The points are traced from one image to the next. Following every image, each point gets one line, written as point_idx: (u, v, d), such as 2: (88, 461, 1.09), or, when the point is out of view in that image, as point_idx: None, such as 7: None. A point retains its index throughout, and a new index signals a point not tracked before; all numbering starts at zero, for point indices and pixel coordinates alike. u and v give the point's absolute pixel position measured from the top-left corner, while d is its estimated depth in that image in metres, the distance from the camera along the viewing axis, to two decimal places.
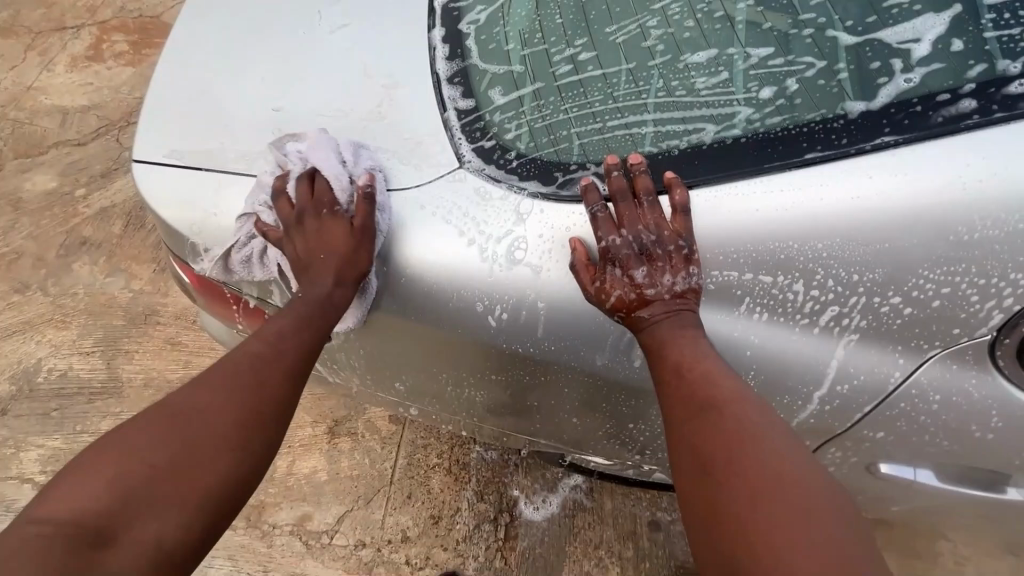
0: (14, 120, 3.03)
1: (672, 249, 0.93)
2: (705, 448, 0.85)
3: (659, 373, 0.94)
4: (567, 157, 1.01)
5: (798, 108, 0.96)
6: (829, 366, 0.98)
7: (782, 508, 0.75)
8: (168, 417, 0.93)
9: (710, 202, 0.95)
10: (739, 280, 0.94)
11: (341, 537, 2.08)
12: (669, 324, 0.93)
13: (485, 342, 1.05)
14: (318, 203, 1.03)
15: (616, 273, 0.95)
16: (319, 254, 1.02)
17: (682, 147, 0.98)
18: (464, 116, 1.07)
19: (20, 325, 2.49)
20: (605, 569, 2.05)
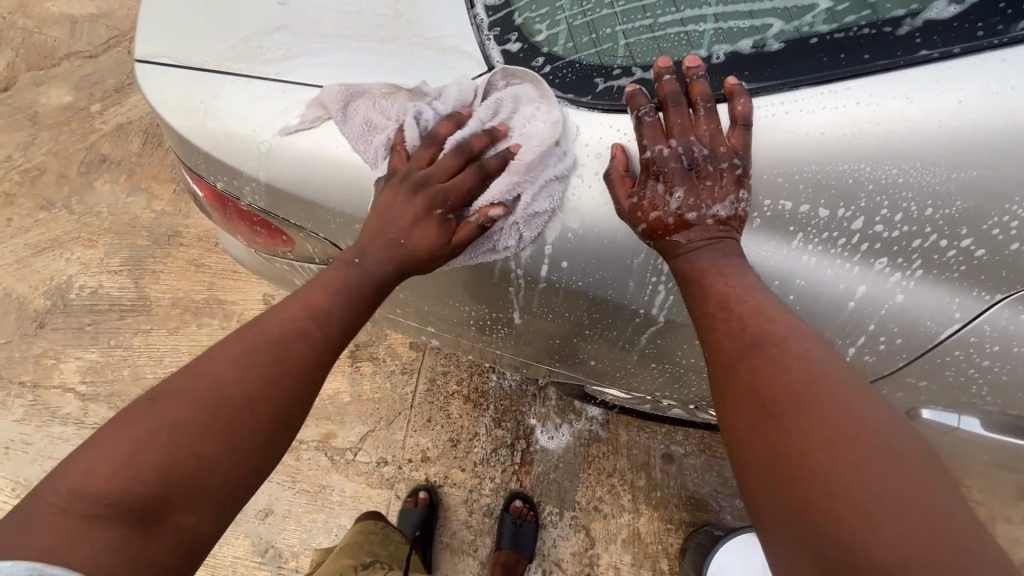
0: (23, 29, 2.91)
1: (724, 168, 0.84)
2: (761, 386, 0.79)
3: (699, 305, 0.88)
4: (610, 59, 0.90)
5: (882, 4, 0.85)
6: (879, 313, 0.90)
7: (858, 454, 0.69)
8: (216, 401, 0.82)
9: (773, 116, 0.84)
10: (793, 212, 0.85)
11: (364, 455, 2.18)
12: (710, 251, 0.86)
13: (506, 272, 0.98)
14: (449, 189, 0.89)
15: (656, 188, 0.86)
16: (401, 234, 0.92)
17: (745, 47, 0.87)
18: (492, 14, 0.96)
19: (49, 241, 2.52)
20: (618, 495, 2.12)
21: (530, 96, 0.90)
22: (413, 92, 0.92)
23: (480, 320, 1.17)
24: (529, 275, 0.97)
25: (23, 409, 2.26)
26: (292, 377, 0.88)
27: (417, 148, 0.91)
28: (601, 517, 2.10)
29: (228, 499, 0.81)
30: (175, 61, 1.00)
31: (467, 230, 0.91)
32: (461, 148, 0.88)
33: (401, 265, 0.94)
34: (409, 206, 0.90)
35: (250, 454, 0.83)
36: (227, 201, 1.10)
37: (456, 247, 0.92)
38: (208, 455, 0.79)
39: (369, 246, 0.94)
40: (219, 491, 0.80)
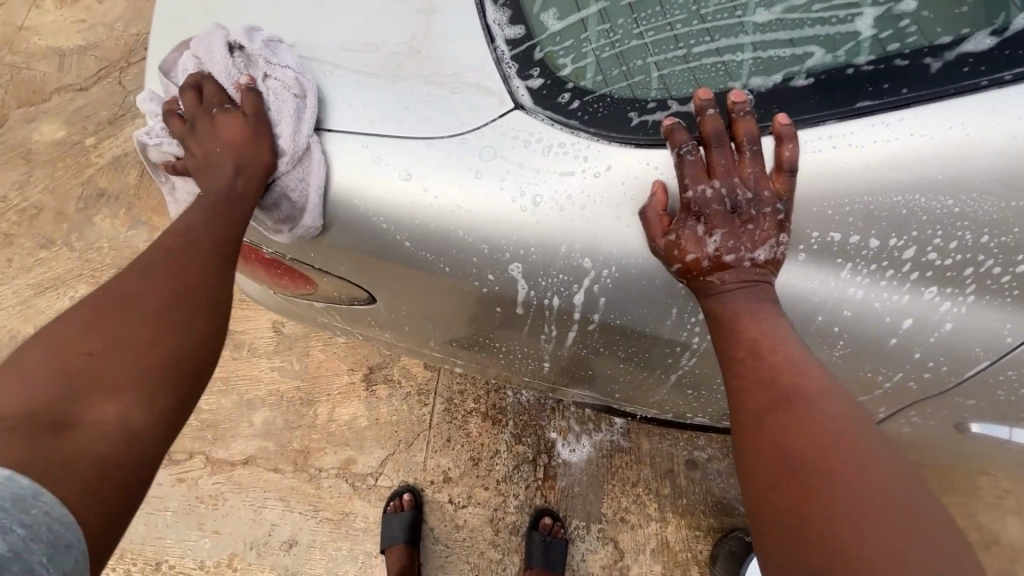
0: (10, 65, 2.87)
1: (767, 214, 0.83)
2: (789, 443, 0.77)
3: (730, 348, 0.87)
4: (644, 92, 0.87)
5: (927, 28, 0.83)
6: (928, 342, 0.88)
7: (882, 524, 0.69)
8: (105, 302, 0.82)
9: (822, 150, 0.82)
10: (843, 243, 0.83)
11: (386, 479, 2.16)
12: (746, 294, 0.86)
13: (540, 307, 0.94)
14: (206, 103, 0.92)
15: (695, 230, 0.84)
16: (215, 149, 0.89)
17: (786, 77, 0.84)
18: (513, 48, 0.90)
19: (51, 280, 2.49)
20: (644, 505, 2.11)
21: (558, 133, 0.86)
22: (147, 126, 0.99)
23: (499, 345, 1.12)
24: (562, 307, 0.93)
25: None
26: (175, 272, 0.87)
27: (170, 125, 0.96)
28: (628, 528, 2.09)
29: (143, 390, 0.79)
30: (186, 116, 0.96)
31: (248, 99, 0.90)
32: (186, 84, 0.94)
33: (238, 161, 0.88)
34: (204, 132, 0.91)
35: (152, 346, 0.81)
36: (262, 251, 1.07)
37: (251, 108, 0.90)
38: (100, 357, 0.78)
39: (208, 184, 0.91)
40: (135, 379, 0.79)
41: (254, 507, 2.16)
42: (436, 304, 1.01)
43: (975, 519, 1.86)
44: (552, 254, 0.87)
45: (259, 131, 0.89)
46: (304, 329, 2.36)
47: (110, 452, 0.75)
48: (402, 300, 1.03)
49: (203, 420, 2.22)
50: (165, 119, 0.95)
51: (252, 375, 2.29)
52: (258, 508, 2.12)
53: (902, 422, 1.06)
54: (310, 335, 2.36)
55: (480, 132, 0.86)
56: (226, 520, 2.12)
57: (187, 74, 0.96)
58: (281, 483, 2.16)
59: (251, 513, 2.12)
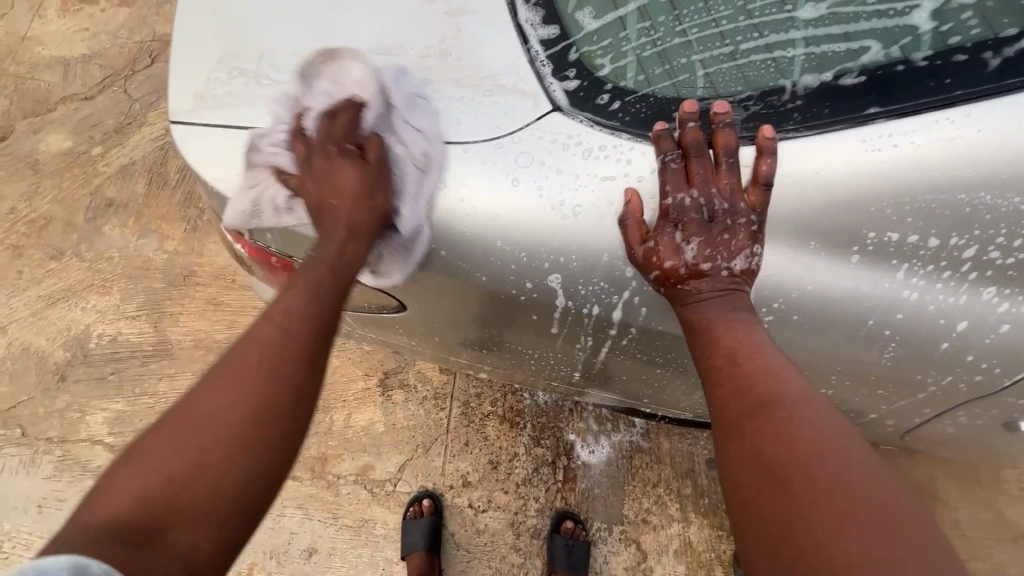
0: (15, 76, 2.85)
1: (740, 224, 0.81)
2: (768, 451, 0.78)
3: (706, 354, 0.87)
4: (690, 91, 0.83)
5: (983, 24, 0.80)
6: (983, 344, 0.86)
7: (862, 526, 0.70)
8: (216, 408, 0.79)
9: (881, 148, 0.79)
10: (901, 243, 0.80)
11: (405, 484, 2.14)
12: (721, 303, 0.84)
13: (579, 315, 0.91)
14: (335, 140, 0.84)
15: (673, 237, 0.82)
16: (331, 200, 0.84)
17: (842, 73, 0.81)
18: (548, 48, 0.86)
19: (62, 291, 2.47)
20: (666, 505, 2.09)
21: (601, 135, 0.83)
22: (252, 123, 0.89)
23: (517, 347, 1.09)
24: (601, 312, 0.90)
25: (54, 465, 2.23)
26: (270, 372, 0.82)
27: (289, 148, 0.87)
28: (651, 529, 2.07)
29: (219, 518, 0.74)
30: (246, 130, 0.89)
31: (380, 150, 0.84)
32: (322, 112, 0.86)
33: (353, 223, 0.84)
34: (322, 175, 0.84)
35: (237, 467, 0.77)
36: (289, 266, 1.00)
37: (382, 167, 0.84)
38: (192, 470, 0.74)
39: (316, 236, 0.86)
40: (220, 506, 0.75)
41: (272, 516, 2.14)
42: (462, 311, 0.99)
43: (1003, 513, 1.84)
44: (595, 260, 0.84)
45: (379, 190, 0.84)
46: None
47: (190, 574, 0.71)
48: (425, 307, 1.02)
49: None
50: (290, 141, 0.87)
51: None
52: (276, 516, 2.11)
53: (947, 422, 1.04)
54: None
55: (518, 134, 0.84)
56: None
57: (325, 98, 0.87)
58: (299, 491, 2.14)
59: (270, 522, 2.11)
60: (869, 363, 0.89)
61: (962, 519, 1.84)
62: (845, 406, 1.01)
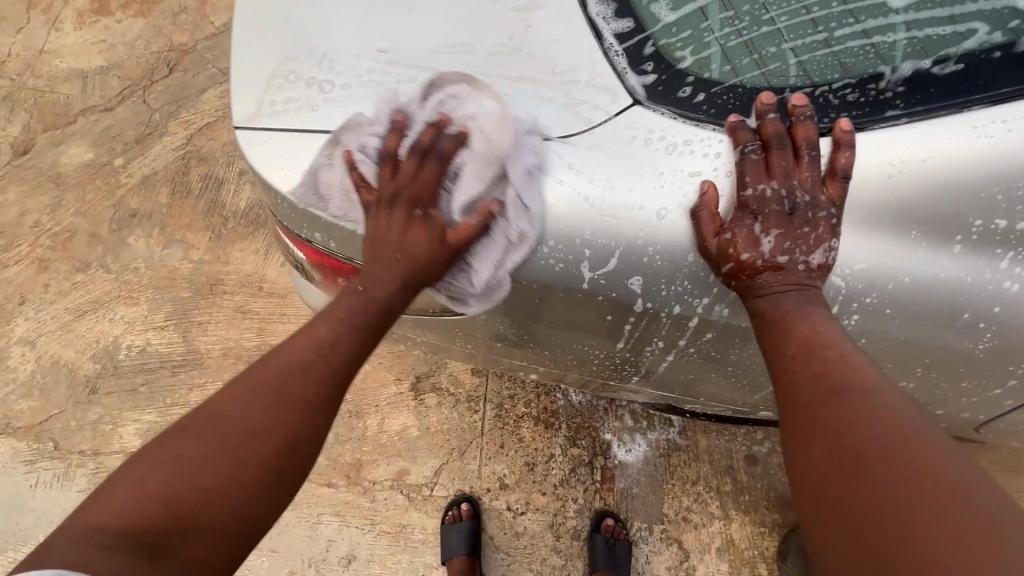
0: (33, 89, 2.85)
1: (821, 218, 0.79)
2: (843, 436, 0.75)
3: (778, 346, 0.84)
4: (781, 80, 0.81)
5: None
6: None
7: (951, 514, 0.65)
8: (227, 425, 0.83)
9: (992, 134, 0.76)
10: (1007, 231, 0.78)
11: (441, 488, 2.13)
12: (797, 296, 0.82)
13: (658, 315, 0.89)
14: (417, 193, 0.86)
15: (751, 228, 0.80)
16: (394, 250, 0.88)
17: (946, 57, 0.78)
18: (624, 41, 0.84)
19: (89, 303, 2.47)
20: (706, 503, 2.07)
21: (688, 128, 0.80)
22: (359, 116, 0.87)
23: (583, 347, 1.06)
24: (682, 308, 0.88)
25: (88, 478, 2.22)
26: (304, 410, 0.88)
27: (378, 171, 0.88)
28: (692, 527, 2.05)
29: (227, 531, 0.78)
30: (303, 132, 0.89)
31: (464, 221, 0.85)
32: (414, 149, 0.85)
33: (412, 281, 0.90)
34: (395, 222, 0.87)
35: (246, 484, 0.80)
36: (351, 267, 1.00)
37: (459, 244, 0.86)
38: (219, 482, 0.78)
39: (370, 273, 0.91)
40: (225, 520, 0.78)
41: (309, 523, 2.13)
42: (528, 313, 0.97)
43: None
44: (679, 258, 0.82)
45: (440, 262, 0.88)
46: None
47: None
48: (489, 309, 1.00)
49: None
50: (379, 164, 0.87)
51: None
52: (313, 524, 2.10)
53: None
54: None
55: (604, 128, 0.82)
56: (282, 538, 2.09)
57: (427, 131, 0.85)
58: (335, 498, 2.13)
59: (307, 529, 2.09)
60: (960, 352, 0.87)
61: None
62: (925, 397, 0.99)
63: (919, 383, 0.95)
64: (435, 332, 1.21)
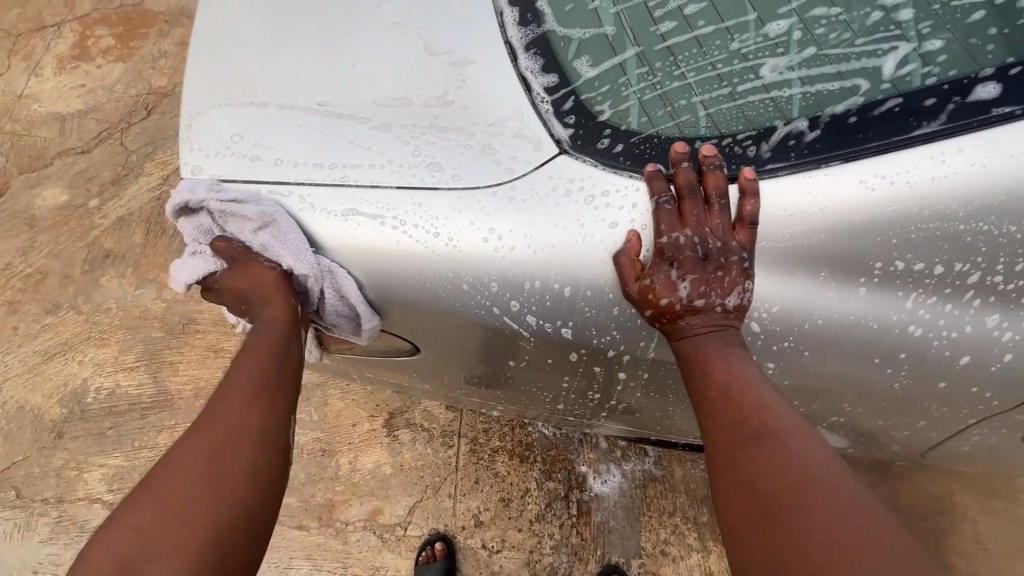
0: (11, 133, 2.88)
1: (733, 261, 0.82)
2: (760, 479, 0.79)
3: (703, 389, 0.86)
4: (692, 132, 0.85)
5: (978, 51, 0.79)
6: (990, 371, 0.84)
7: (855, 556, 0.69)
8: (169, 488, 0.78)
9: (877, 186, 0.78)
10: (907, 272, 0.80)
11: (415, 528, 2.09)
12: (716, 338, 0.85)
13: (596, 353, 0.92)
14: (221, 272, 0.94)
15: (668, 274, 0.83)
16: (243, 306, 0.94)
17: (832, 114, 0.81)
18: (550, 94, 0.88)
19: (59, 346, 2.44)
20: (683, 535, 2.05)
21: (607, 177, 0.84)
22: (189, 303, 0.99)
23: (532, 384, 1.06)
24: (615, 350, 0.91)
25: (51, 528, 2.16)
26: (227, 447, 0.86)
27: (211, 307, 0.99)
28: (669, 560, 2.03)
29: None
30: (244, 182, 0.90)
31: (228, 251, 0.91)
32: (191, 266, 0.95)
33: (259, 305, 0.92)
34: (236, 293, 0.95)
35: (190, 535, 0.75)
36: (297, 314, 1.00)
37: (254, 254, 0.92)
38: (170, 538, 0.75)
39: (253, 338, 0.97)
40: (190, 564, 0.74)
41: (278, 569, 2.06)
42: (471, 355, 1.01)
43: None
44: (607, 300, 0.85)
45: (251, 267, 0.91)
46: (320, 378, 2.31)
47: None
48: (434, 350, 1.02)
49: None
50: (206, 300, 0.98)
51: None
52: (283, 569, 2.03)
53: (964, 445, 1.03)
54: (326, 384, 2.31)
55: (529, 179, 0.85)
56: None
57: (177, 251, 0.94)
58: (305, 541, 2.07)
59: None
60: (880, 388, 0.88)
61: (981, 531, 1.84)
62: (863, 430, 0.99)
63: (850, 417, 0.96)
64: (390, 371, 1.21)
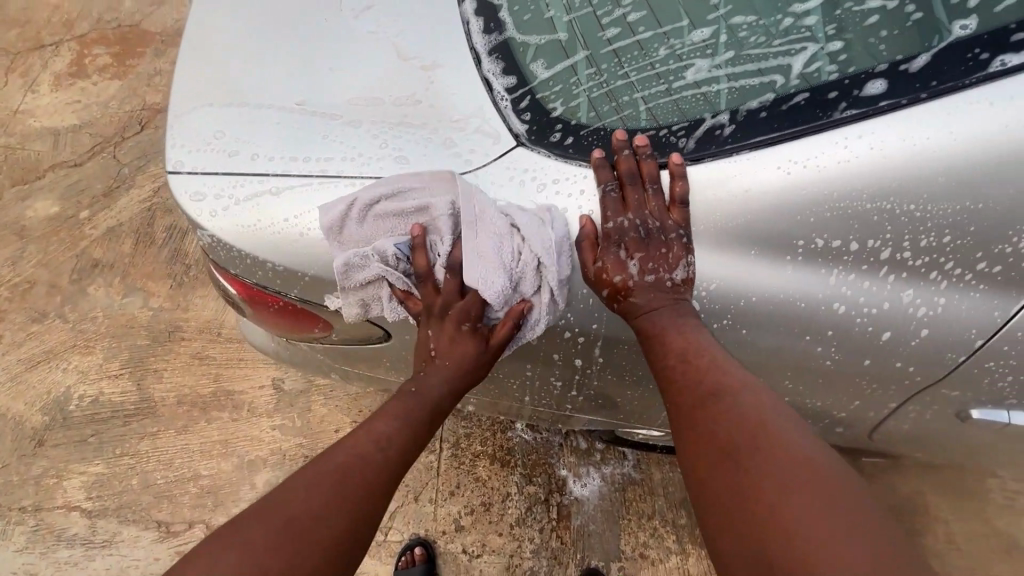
0: (5, 147, 2.94)
1: (672, 239, 0.89)
2: (718, 433, 0.85)
3: (660, 358, 0.91)
4: (635, 124, 0.92)
5: (871, 52, 0.85)
6: (909, 347, 0.90)
7: (814, 497, 0.75)
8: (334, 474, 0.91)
9: (793, 170, 0.85)
10: (826, 248, 0.87)
11: (396, 533, 2.09)
12: (669, 312, 0.91)
13: (557, 330, 0.98)
14: (464, 308, 0.95)
15: (617, 255, 0.90)
16: (444, 359, 0.99)
17: (746, 111, 0.88)
18: (510, 93, 0.96)
19: (43, 354, 2.45)
20: (662, 538, 2.07)
21: (558, 166, 0.91)
22: (440, 183, 0.91)
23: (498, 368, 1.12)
24: (572, 332, 0.98)
25: (27, 537, 2.14)
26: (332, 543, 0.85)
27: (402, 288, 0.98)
28: (649, 564, 2.04)
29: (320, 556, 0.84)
30: (221, 172, 0.98)
31: (503, 328, 0.96)
32: (450, 274, 0.94)
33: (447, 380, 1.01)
34: (445, 336, 0.98)
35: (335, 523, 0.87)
36: (280, 300, 1.06)
37: (496, 343, 0.97)
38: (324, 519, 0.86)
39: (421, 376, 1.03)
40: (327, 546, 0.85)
41: None
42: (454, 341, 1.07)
43: (992, 522, 1.91)
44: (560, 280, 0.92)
45: (484, 362, 1.00)
46: (303, 384, 2.34)
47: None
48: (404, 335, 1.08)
49: (203, 486, 2.16)
50: (421, 285, 0.96)
51: (254, 435, 2.26)
52: None
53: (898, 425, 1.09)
54: (310, 390, 2.34)
55: (486, 169, 0.92)
56: None
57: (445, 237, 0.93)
58: None
59: None
60: (812, 364, 0.95)
61: (953, 530, 1.91)
62: (807, 410, 1.05)
63: (792, 395, 1.01)
64: (367, 366, 1.24)
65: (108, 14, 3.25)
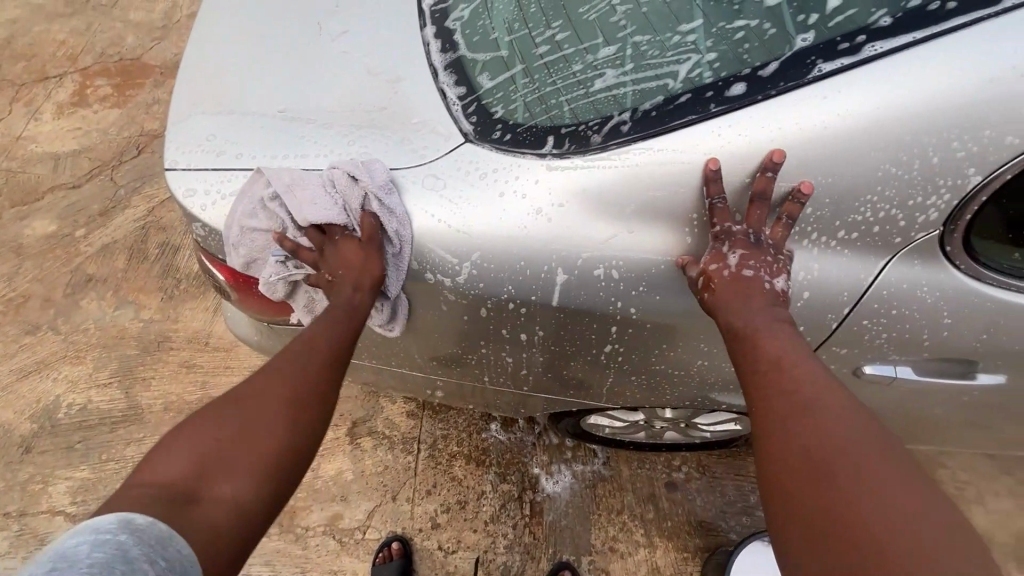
0: (6, 170, 3.08)
1: (778, 258, 1.01)
2: (806, 445, 0.85)
3: (755, 360, 0.97)
4: (560, 121, 1.07)
5: (743, 61, 1.01)
6: (796, 306, 1.09)
7: (899, 512, 0.74)
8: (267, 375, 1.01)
9: (665, 154, 1.00)
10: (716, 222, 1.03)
11: (374, 531, 2.15)
12: (766, 317, 1.00)
13: (501, 303, 1.12)
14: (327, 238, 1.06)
15: (716, 247, 1.01)
16: (339, 272, 1.05)
17: (643, 110, 1.04)
18: (461, 100, 1.13)
19: (34, 365, 2.53)
20: (631, 532, 2.15)
21: (496, 159, 1.06)
22: (252, 178, 1.09)
23: (455, 343, 1.26)
24: (513, 302, 1.11)
25: (9, 542, 2.17)
26: (266, 449, 0.92)
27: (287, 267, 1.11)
28: (619, 557, 2.11)
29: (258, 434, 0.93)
30: (212, 167, 1.13)
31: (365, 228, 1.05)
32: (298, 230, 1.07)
33: (355, 279, 1.05)
34: (332, 265, 1.06)
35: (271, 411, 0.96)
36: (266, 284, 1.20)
37: (369, 235, 1.05)
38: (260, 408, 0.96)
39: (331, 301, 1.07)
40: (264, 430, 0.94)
41: None
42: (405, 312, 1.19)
43: None
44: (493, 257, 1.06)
45: (370, 250, 1.06)
46: None
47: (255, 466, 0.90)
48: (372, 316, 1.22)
49: None
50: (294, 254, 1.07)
51: None
52: None
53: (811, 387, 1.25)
54: None
55: (437, 163, 1.07)
56: None
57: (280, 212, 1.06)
58: (266, 547, 2.12)
59: None
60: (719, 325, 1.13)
61: None
62: None
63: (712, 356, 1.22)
64: None
65: (111, 49, 3.47)
